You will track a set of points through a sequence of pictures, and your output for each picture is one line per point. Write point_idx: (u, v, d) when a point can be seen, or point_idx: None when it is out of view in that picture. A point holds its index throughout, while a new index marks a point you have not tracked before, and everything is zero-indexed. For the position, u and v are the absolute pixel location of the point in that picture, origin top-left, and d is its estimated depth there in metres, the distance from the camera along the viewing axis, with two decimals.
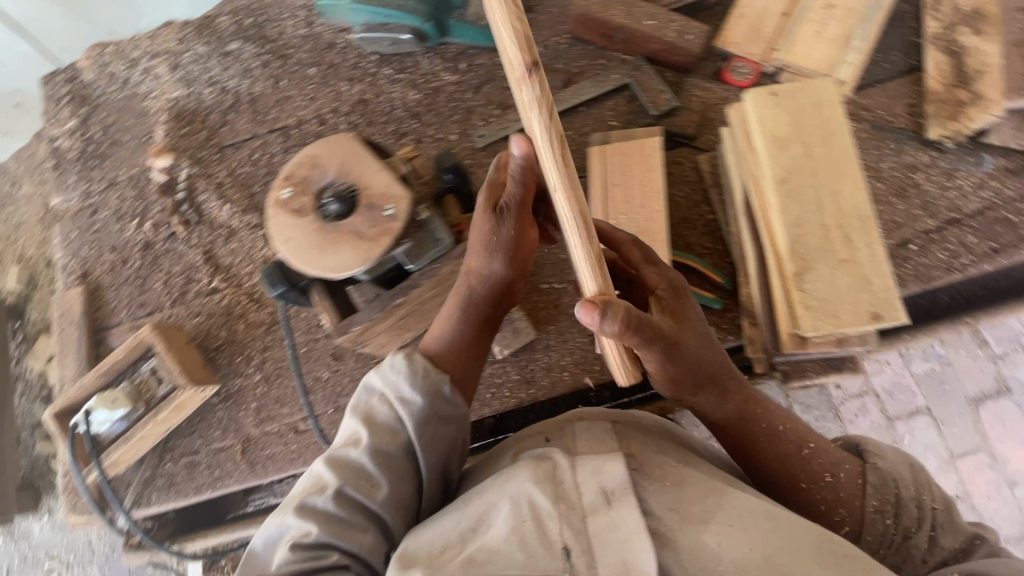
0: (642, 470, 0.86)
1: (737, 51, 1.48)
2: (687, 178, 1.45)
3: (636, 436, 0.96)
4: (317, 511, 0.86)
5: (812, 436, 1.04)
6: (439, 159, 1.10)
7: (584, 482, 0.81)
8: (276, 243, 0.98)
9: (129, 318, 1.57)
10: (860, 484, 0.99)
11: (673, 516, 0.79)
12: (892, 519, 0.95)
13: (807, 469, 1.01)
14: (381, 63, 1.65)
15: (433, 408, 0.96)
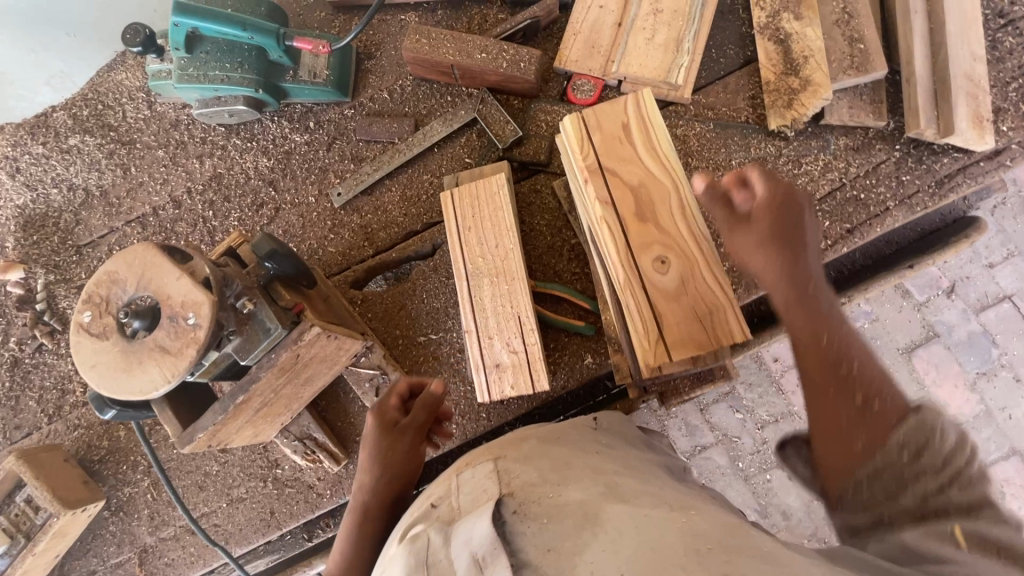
0: (521, 510, 0.69)
1: (575, 69, 1.46)
2: (548, 205, 1.43)
3: (517, 469, 0.79)
4: None
5: (871, 377, 0.83)
6: (255, 248, 1.06)
7: (450, 556, 0.64)
8: (82, 371, 0.93)
9: (8, 442, 1.51)
10: (891, 425, 0.77)
11: (551, 558, 0.62)
12: (912, 457, 0.73)
13: (844, 389, 0.84)
14: (229, 134, 1.60)
15: None
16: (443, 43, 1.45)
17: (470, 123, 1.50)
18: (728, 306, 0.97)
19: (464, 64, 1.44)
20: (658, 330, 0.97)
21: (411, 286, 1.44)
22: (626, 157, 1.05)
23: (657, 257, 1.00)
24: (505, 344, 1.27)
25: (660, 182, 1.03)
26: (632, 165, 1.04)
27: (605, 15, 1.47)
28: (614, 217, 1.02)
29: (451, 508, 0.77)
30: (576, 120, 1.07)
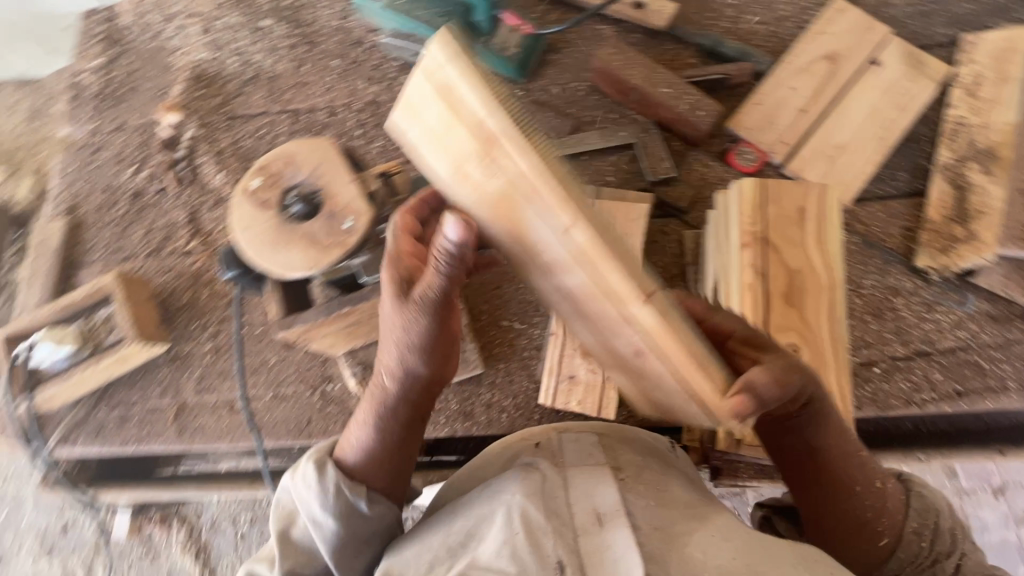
0: (626, 481, 0.91)
1: (745, 135, 1.48)
2: (670, 251, 1.44)
3: (619, 449, 1.01)
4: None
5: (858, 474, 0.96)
6: (416, 183, 1.13)
7: (578, 502, 0.84)
8: (234, 227, 0.99)
9: (104, 259, 1.60)
10: (903, 501, 0.99)
11: (658, 534, 0.81)
12: (927, 542, 0.96)
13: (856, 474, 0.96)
14: (402, 70, 1.67)
15: (347, 529, 0.97)
16: (634, 66, 1.50)
17: (626, 146, 1.52)
18: (843, 418, 0.97)
19: (646, 92, 1.48)
20: (765, 411, 0.98)
21: (514, 271, 1.47)
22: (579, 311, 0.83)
23: (787, 343, 1.01)
24: (587, 361, 1.28)
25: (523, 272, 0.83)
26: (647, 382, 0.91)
27: (793, 97, 1.49)
28: (761, 288, 1.05)
29: (560, 458, 0.95)
30: (757, 183, 1.10)
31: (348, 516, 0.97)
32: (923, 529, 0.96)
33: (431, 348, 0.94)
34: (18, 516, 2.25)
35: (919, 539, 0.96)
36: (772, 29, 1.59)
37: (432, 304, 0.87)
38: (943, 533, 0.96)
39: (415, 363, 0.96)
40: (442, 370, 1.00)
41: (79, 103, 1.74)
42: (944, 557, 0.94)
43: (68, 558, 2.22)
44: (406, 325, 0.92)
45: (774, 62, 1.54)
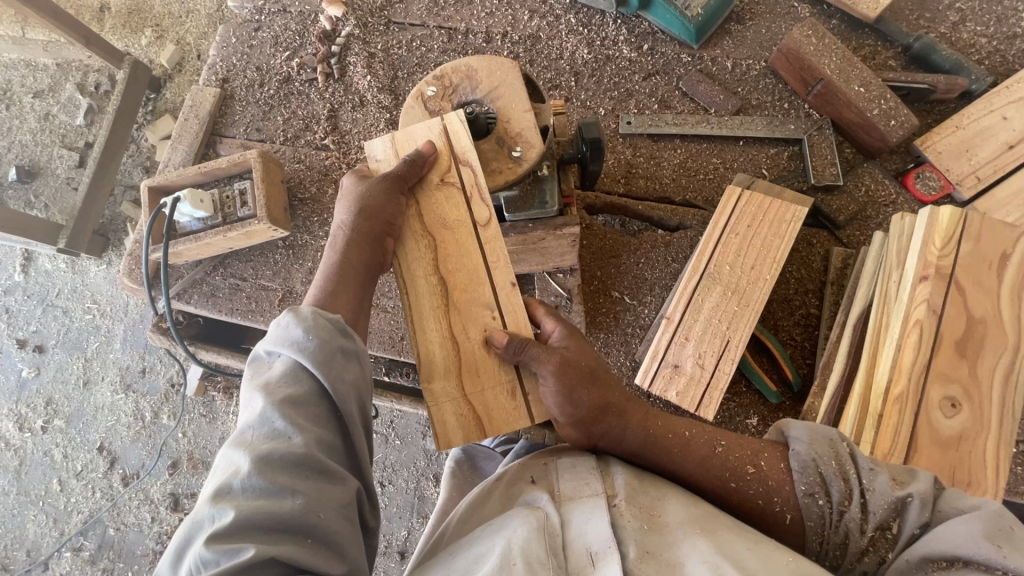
0: (619, 508, 0.79)
1: (932, 160, 1.32)
2: (811, 264, 1.33)
3: (617, 471, 0.87)
4: (234, 492, 0.65)
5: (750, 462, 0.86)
6: (584, 127, 1.05)
7: (571, 541, 0.74)
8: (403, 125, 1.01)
9: (243, 136, 1.64)
10: (784, 468, 0.84)
11: (648, 559, 0.71)
12: (825, 500, 0.80)
13: (729, 465, 0.88)
14: (569, 9, 1.58)
15: (324, 346, 0.78)
16: (830, 54, 1.34)
17: (791, 141, 1.40)
18: (990, 491, 0.87)
19: (834, 86, 1.32)
20: (902, 459, 0.90)
21: (637, 243, 1.40)
22: (491, 291, 0.96)
23: (947, 395, 0.91)
24: (697, 355, 1.22)
25: (502, 245, 0.97)
26: (485, 368, 0.94)
27: (1001, 129, 1.31)
28: (932, 329, 0.94)
29: (556, 491, 0.84)
30: (958, 213, 0.98)
31: (331, 329, 0.80)
32: (836, 485, 0.79)
33: (389, 213, 0.93)
34: (107, 349, 2.55)
35: (815, 500, 0.80)
36: (997, 46, 1.39)
37: (397, 175, 0.94)
38: (834, 482, 0.79)
39: (359, 224, 0.92)
40: (385, 238, 0.94)
41: None
42: (847, 505, 0.77)
43: (140, 398, 2.49)
44: (354, 193, 0.94)
45: (990, 84, 1.35)
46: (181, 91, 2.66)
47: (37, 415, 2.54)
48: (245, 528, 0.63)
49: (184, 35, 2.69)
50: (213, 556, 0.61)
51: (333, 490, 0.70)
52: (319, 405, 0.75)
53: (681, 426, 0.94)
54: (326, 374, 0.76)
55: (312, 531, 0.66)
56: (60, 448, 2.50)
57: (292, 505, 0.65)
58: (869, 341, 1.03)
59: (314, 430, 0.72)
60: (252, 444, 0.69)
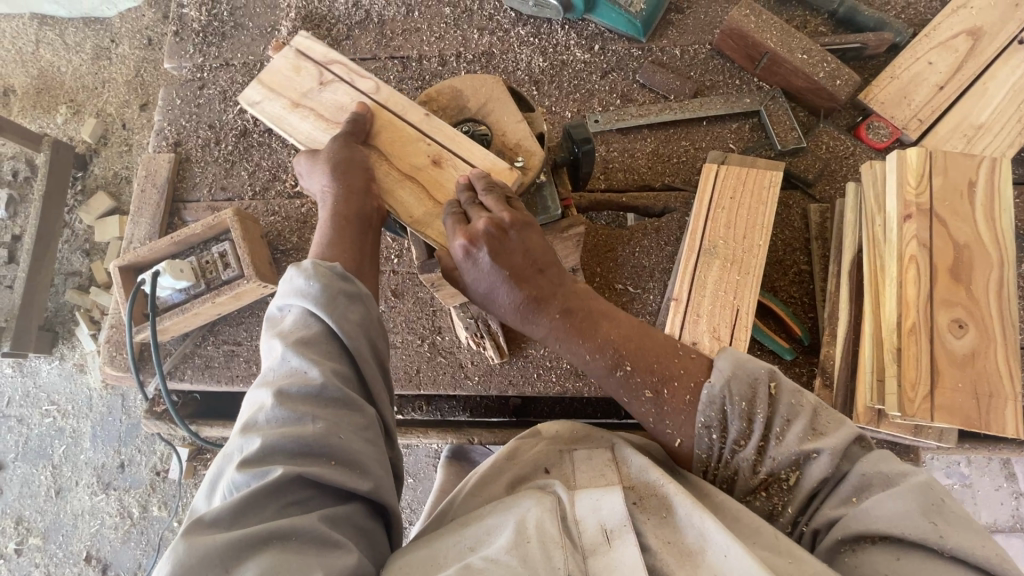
0: (639, 503, 0.84)
1: (878, 110, 1.43)
2: (793, 224, 1.40)
3: (632, 456, 0.90)
4: (259, 426, 0.74)
5: (663, 379, 0.89)
6: (572, 131, 1.08)
7: (585, 518, 0.81)
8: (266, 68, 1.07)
9: (208, 197, 1.58)
10: (689, 398, 0.87)
11: (669, 548, 0.77)
12: (719, 434, 0.84)
13: (643, 378, 0.90)
14: (516, 22, 1.61)
15: (328, 284, 0.83)
16: (769, 28, 1.43)
17: (750, 113, 1.48)
18: (1009, 398, 0.95)
19: (780, 57, 1.41)
20: (929, 386, 0.96)
21: (628, 233, 1.44)
22: (420, 130, 0.99)
23: (953, 318, 0.99)
24: (711, 328, 1.26)
25: (402, 96, 1.02)
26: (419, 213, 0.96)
27: (931, 72, 1.43)
28: (926, 260, 1.02)
29: (572, 481, 0.90)
30: (924, 153, 1.07)
31: (331, 275, 0.85)
32: (735, 423, 0.83)
33: (360, 160, 0.95)
34: (76, 451, 2.41)
35: (710, 434, 0.85)
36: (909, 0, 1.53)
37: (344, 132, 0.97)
38: (735, 421, 0.83)
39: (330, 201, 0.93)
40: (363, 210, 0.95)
41: (183, 38, 1.71)
42: (741, 444, 0.83)
43: (124, 494, 2.36)
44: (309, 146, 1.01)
45: (911, 35, 1.48)
46: (111, 164, 2.52)
47: (9, 537, 2.39)
48: (270, 453, 0.71)
49: (104, 106, 2.55)
50: (244, 480, 0.69)
51: (354, 416, 0.77)
52: (329, 337, 0.81)
53: (619, 327, 0.94)
54: (331, 315, 0.81)
55: (337, 453, 0.73)
56: (42, 568, 2.36)
57: (315, 429, 0.73)
58: (869, 283, 1.11)
59: (330, 364, 0.79)
60: (272, 383, 0.77)
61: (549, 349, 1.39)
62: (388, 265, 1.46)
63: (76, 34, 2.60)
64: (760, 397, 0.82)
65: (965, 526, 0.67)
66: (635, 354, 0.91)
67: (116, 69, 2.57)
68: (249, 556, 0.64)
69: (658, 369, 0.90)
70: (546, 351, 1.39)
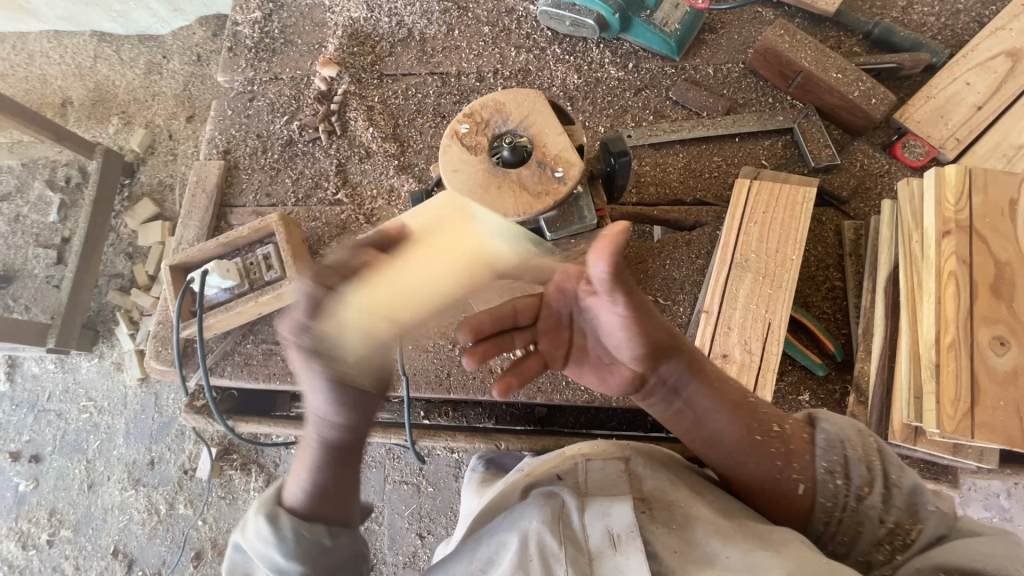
0: (649, 513, 0.87)
1: (913, 129, 1.43)
2: (826, 240, 1.40)
3: (646, 474, 0.94)
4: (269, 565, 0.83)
5: (773, 424, 0.95)
6: (609, 144, 1.11)
7: (592, 525, 0.84)
8: None
9: (253, 202, 1.66)
10: (808, 439, 0.94)
11: (676, 558, 0.80)
12: (843, 478, 0.89)
13: (763, 430, 0.94)
14: (552, 41, 1.67)
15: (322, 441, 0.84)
16: (803, 48, 1.45)
17: (783, 131, 1.50)
18: None
19: (814, 76, 1.43)
20: (969, 403, 0.95)
21: (659, 246, 1.46)
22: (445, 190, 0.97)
23: (995, 336, 0.98)
24: (742, 341, 1.26)
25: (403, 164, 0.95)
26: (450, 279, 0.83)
27: (969, 93, 1.43)
28: (965, 278, 1.01)
29: (583, 489, 0.93)
30: (963, 170, 1.07)
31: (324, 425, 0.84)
32: (858, 470, 0.89)
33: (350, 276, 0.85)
34: (110, 447, 2.49)
35: (835, 478, 0.89)
36: (945, 22, 1.53)
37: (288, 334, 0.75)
38: (856, 466, 0.89)
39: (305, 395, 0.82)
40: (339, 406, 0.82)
41: (236, 53, 1.81)
42: (867, 491, 0.87)
43: (152, 491, 2.43)
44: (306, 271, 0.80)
45: (948, 56, 1.48)
46: (157, 173, 2.65)
47: (42, 528, 2.47)
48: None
49: (153, 117, 2.70)
50: None
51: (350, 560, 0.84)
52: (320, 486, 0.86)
53: (716, 380, 0.99)
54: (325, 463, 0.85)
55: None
56: (71, 560, 2.42)
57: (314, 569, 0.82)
58: (906, 300, 1.10)
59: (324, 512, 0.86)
60: (278, 525, 0.84)
61: None
62: None
63: (132, 51, 2.77)
64: (853, 436, 0.93)
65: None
66: (734, 404, 0.96)
67: (167, 83, 2.72)
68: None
69: (764, 422, 0.95)
70: None
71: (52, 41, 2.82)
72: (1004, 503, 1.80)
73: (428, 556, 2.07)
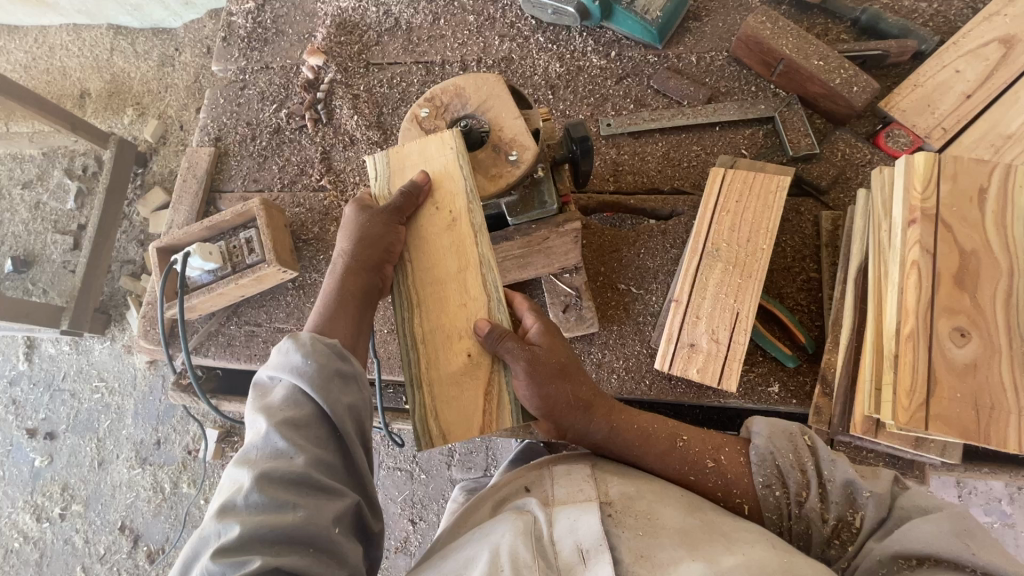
0: (615, 517, 0.86)
1: (898, 118, 1.39)
2: (802, 231, 1.38)
3: (611, 481, 0.94)
4: (237, 511, 0.74)
5: (706, 457, 1.02)
6: (571, 129, 1.11)
7: (562, 538, 0.83)
8: None
9: (241, 188, 1.70)
10: (744, 463, 1.00)
11: (644, 564, 0.79)
12: (781, 490, 0.94)
13: (691, 462, 1.02)
14: (536, 29, 1.67)
15: (323, 372, 0.85)
16: (785, 35, 1.42)
17: (764, 120, 1.48)
18: (1013, 412, 0.90)
19: (795, 64, 1.40)
20: (924, 394, 0.93)
21: (634, 234, 1.45)
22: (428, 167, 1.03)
23: (955, 327, 0.95)
24: (710, 331, 1.25)
25: (406, 154, 1.05)
26: (470, 305, 0.97)
27: (958, 80, 1.39)
28: (929, 268, 0.99)
29: (550, 498, 0.92)
30: (932, 157, 1.04)
31: (329, 354, 0.87)
32: (792, 475, 0.94)
33: (385, 241, 0.98)
34: (118, 426, 2.58)
35: (773, 492, 0.95)
36: (938, 9, 1.49)
37: (394, 207, 0.98)
38: (792, 473, 0.94)
39: (359, 241, 0.97)
40: (385, 265, 1.00)
41: (230, 43, 1.85)
42: (804, 495, 0.93)
43: (158, 470, 2.52)
44: (354, 224, 1.00)
45: (938, 43, 1.44)
46: (168, 162, 2.73)
47: (54, 502, 2.57)
48: (250, 541, 0.71)
49: (165, 109, 2.77)
50: (219, 569, 0.69)
51: (337, 507, 0.79)
52: (321, 421, 0.83)
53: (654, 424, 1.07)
54: (325, 398, 0.83)
55: (315, 541, 0.74)
56: (81, 534, 2.52)
57: (296, 518, 0.73)
58: (872, 290, 1.09)
59: (315, 451, 0.80)
60: (254, 462, 0.77)
61: None
62: None
63: (145, 43, 2.84)
64: (800, 446, 0.96)
65: (998, 550, 0.72)
66: (667, 446, 1.04)
67: (177, 75, 2.79)
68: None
69: (694, 457, 1.02)
70: None
71: (71, 34, 2.91)
72: (1002, 504, 1.74)
73: (418, 541, 2.10)
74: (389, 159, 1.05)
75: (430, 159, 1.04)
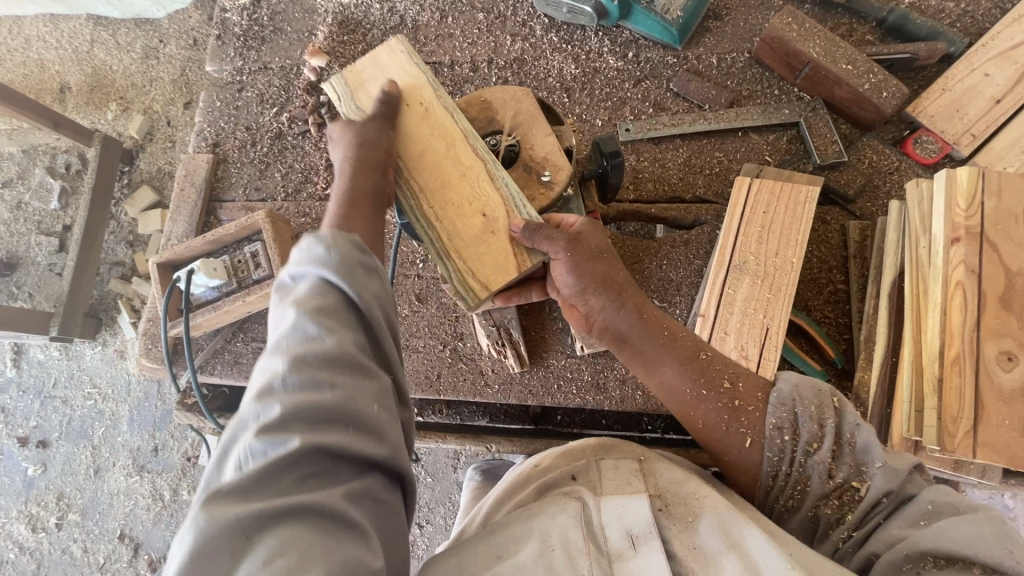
0: (665, 510, 0.83)
1: (927, 123, 1.36)
2: (829, 241, 1.34)
3: (661, 469, 0.89)
4: (275, 394, 0.67)
5: (728, 375, 0.94)
6: (602, 143, 1.06)
7: (611, 527, 0.80)
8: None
9: (243, 197, 1.63)
10: (760, 395, 0.90)
11: (696, 556, 0.77)
12: (790, 436, 0.84)
13: (707, 373, 0.94)
14: (549, 28, 1.60)
15: (344, 260, 0.78)
16: (813, 37, 1.37)
17: (788, 125, 1.43)
18: None
19: (822, 67, 1.36)
20: (971, 422, 0.92)
21: (656, 245, 1.41)
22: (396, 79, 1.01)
23: (1002, 351, 0.94)
24: (739, 346, 1.21)
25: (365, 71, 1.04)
26: (469, 174, 0.94)
27: (986, 84, 1.36)
28: (973, 289, 0.98)
29: (598, 486, 0.88)
30: (977, 172, 1.02)
31: (350, 246, 0.80)
32: (807, 425, 0.84)
33: (378, 142, 0.93)
34: (114, 434, 2.51)
35: (782, 435, 0.84)
36: (965, 9, 1.44)
37: (378, 113, 0.96)
38: (806, 422, 0.84)
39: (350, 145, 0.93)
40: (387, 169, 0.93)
41: (224, 41, 1.75)
42: (814, 446, 0.82)
43: (157, 477, 2.46)
44: (344, 135, 0.95)
45: (966, 45, 1.40)
46: (156, 160, 2.62)
47: (50, 512, 2.50)
48: (289, 421, 0.65)
49: (151, 104, 2.65)
50: (261, 448, 0.63)
51: (373, 385, 0.72)
52: (348, 306, 0.76)
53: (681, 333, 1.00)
54: (353, 287, 0.77)
55: (356, 421, 0.68)
56: (79, 543, 2.46)
57: (332, 397, 0.67)
58: (911, 308, 1.06)
59: (346, 334, 0.73)
60: (287, 349, 0.71)
61: (571, 360, 1.39)
62: (412, 270, 1.48)
63: (128, 35, 2.71)
64: (825, 403, 0.86)
65: None
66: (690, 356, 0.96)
67: (162, 67, 2.66)
68: (262, 534, 0.58)
69: (718, 375, 0.94)
70: (568, 361, 1.39)
71: (49, 25, 2.76)
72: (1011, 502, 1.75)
73: (426, 544, 2.08)
74: (351, 80, 1.03)
75: (386, 69, 1.03)
